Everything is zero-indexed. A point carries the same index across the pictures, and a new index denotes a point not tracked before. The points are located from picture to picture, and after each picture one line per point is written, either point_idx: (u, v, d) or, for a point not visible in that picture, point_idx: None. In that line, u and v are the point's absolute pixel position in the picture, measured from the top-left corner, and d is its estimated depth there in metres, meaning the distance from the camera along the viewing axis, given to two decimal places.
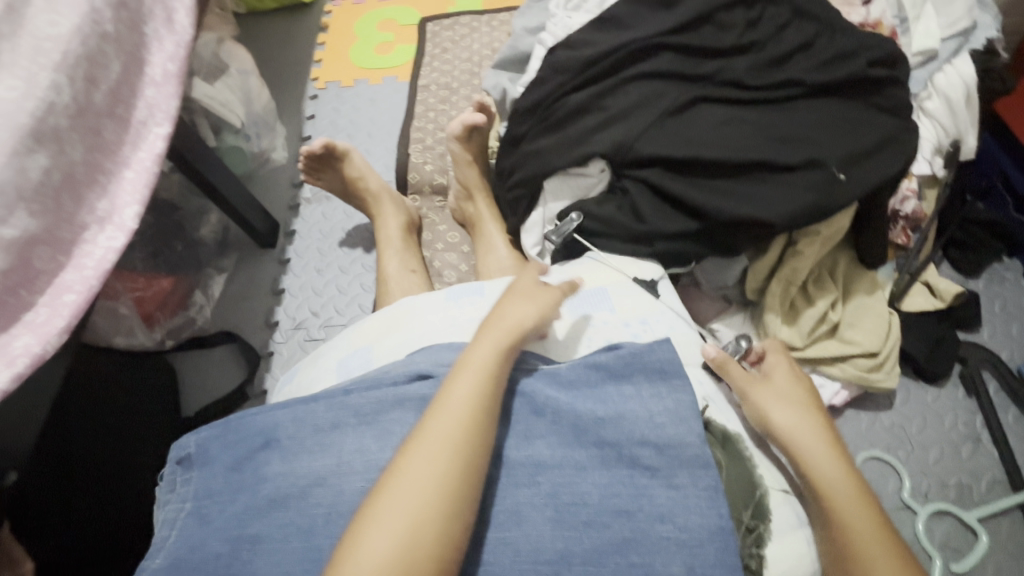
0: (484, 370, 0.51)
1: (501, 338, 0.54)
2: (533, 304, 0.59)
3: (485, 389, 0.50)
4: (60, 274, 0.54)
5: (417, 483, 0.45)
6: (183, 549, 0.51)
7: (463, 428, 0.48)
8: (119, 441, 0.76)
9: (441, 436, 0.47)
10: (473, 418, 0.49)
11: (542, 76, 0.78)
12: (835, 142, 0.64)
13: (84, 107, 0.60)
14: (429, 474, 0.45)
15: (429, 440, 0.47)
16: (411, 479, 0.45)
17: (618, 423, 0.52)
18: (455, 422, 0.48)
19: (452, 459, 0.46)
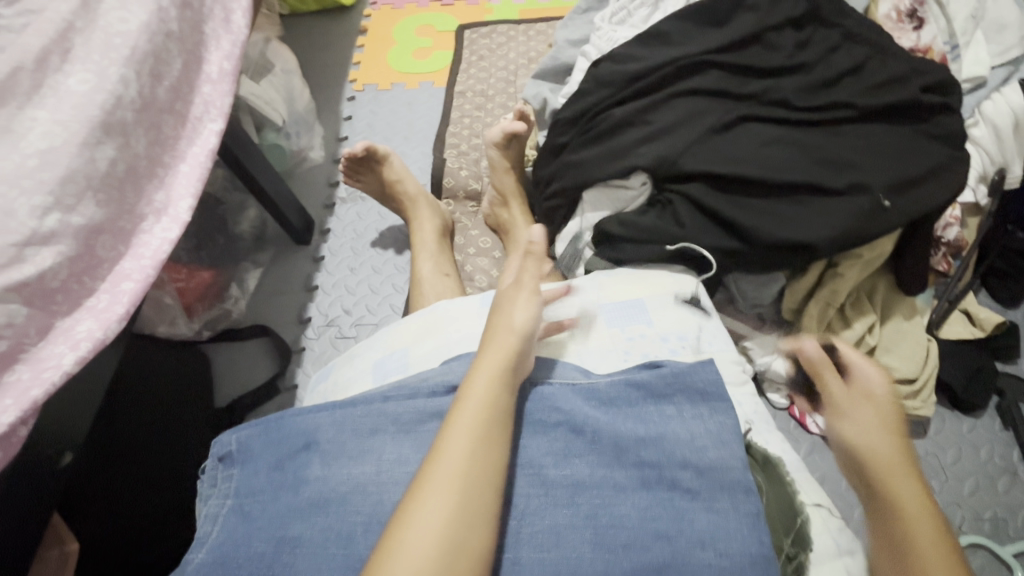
0: (493, 372, 0.51)
1: (504, 339, 0.53)
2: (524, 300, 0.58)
3: (494, 390, 0.50)
4: (120, 262, 0.55)
5: (437, 507, 0.42)
6: (227, 546, 0.50)
7: (474, 453, 0.45)
8: (163, 427, 0.77)
9: (458, 460, 0.45)
10: (487, 418, 0.48)
11: (585, 88, 0.79)
12: (880, 167, 0.63)
13: (148, 102, 0.62)
14: (447, 497, 0.43)
15: (444, 466, 0.44)
16: (430, 504, 0.43)
17: (659, 444, 0.51)
18: (470, 446, 0.46)
19: (467, 485, 0.44)
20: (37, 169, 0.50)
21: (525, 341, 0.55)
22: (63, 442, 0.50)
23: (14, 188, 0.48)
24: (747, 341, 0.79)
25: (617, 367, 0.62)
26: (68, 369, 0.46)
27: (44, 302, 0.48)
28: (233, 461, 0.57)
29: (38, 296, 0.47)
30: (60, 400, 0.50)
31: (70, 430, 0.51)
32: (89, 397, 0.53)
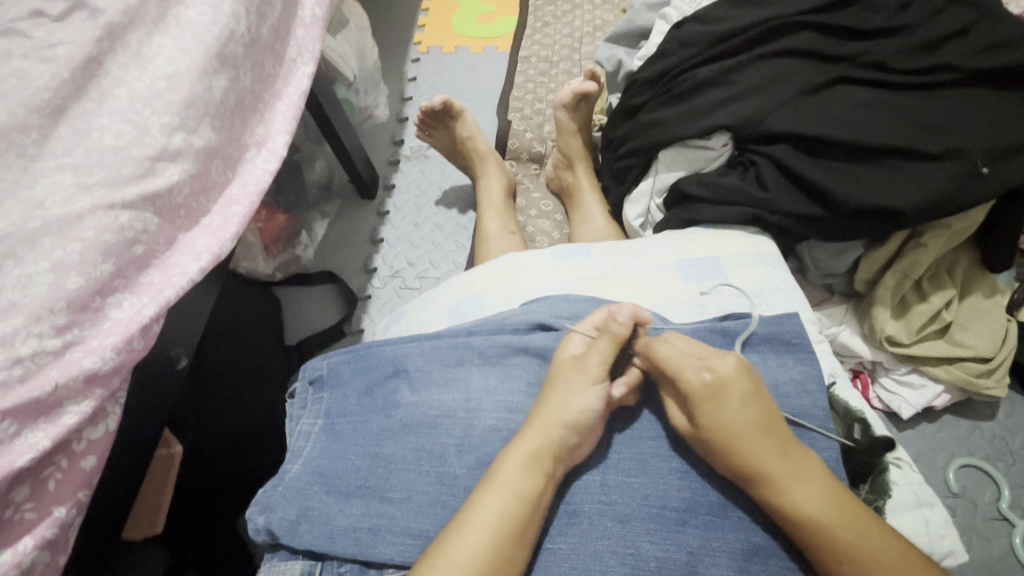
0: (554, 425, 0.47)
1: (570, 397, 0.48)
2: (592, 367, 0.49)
3: (552, 441, 0.46)
4: (228, 187, 0.59)
5: (491, 514, 0.43)
6: (323, 460, 0.52)
7: (535, 476, 0.45)
8: (242, 354, 0.79)
9: (520, 462, 0.45)
10: (540, 467, 0.45)
11: (667, 48, 0.78)
12: (983, 133, 0.61)
13: (255, 39, 0.64)
14: (503, 506, 0.43)
15: (506, 474, 0.45)
16: (480, 513, 0.43)
17: None
18: (532, 465, 0.45)
19: (524, 500, 0.44)
20: (165, 91, 0.53)
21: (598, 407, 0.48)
22: (179, 346, 0.54)
23: (147, 107, 0.52)
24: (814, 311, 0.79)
25: (694, 318, 0.63)
26: (193, 277, 0.49)
27: (170, 215, 0.51)
28: (323, 385, 0.60)
29: (166, 207, 0.51)
30: (181, 310, 0.54)
31: (186, 337, 0.55)
32: (201, 310, 0.57)
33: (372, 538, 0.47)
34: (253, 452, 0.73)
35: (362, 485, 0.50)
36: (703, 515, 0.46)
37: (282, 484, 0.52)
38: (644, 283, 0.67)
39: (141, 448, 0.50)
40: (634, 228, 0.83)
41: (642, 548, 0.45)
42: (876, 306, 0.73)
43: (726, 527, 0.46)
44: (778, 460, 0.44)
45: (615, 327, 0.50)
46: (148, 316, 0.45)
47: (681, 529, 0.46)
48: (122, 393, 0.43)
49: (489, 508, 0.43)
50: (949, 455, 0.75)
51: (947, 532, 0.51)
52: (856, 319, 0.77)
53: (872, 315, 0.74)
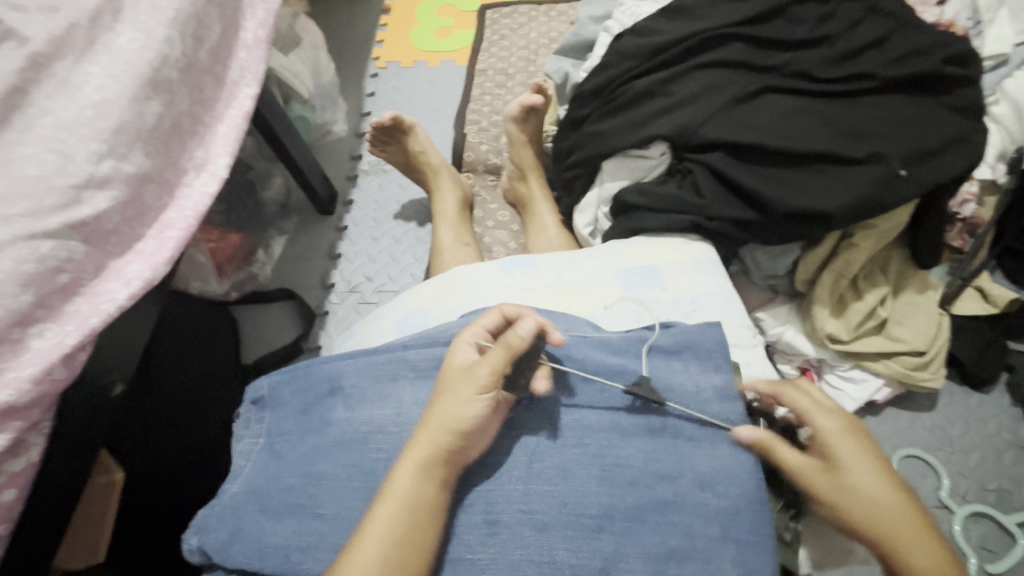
0: (444, 436, 0.47)
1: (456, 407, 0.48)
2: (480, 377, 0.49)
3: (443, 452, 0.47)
4: (164, 212, 0.59)
5: (388, 526, 0.44)
6: (258, 480, 0.54)
7: (424, 481, 0.46)
8: (192, 376, 0.78)
9: (412, 473, 0.46)
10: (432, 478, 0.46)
11: (608, 61, 0.80)
12: (900, 138, 0.64)
13: (191, 63, 0.65)
14: (397, 517, 0.45)
15: (397, 485, 0.46)
16: (375, 526, 0.45)
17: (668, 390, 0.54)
18: (422, 474, 0.46)
19: (413, 507, 0.45)
20: (93, 118, 0.53)
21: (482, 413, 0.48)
22: (114, 372, 0.54)
23: (73, 135, 0.52)
24: (758, 312, 0.82)
25: (632, 324, 0.65)
26: (121, 304, 0.50)
27: (99, 242, 0.51)
28: (264, 406, 0.61)
29: (94, 235, 0.51)
30: (115, 336, 0.54)
31: (123, 361, 0.55)
32: (139, 335, 0.57)
33: (301, 556, 0.48)
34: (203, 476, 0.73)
35: (292, 504, 0.51)
36: (619, 521, 0.48)
37: (218, 504, 0.53)
38: (585, 291, 0.69)
39: (71, 479, 0.51)
40: (584, 237, 0.84)
41: (557, 555, 0.47)
42: (815, 305, 0.76)
43: (642, 531, 0.48)
44: (872, 464, 0.49)
45: (511, 337, 0.50)
46: (70, 344, 0.45)
47: (597, 534, 0.47)
48: (46, 423, 0.45)
49: (384, 519, 0.45)
50: (892, 447, 0.78)
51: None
52: (799, 319, 0.79)
53: (812, 314, 0.76)
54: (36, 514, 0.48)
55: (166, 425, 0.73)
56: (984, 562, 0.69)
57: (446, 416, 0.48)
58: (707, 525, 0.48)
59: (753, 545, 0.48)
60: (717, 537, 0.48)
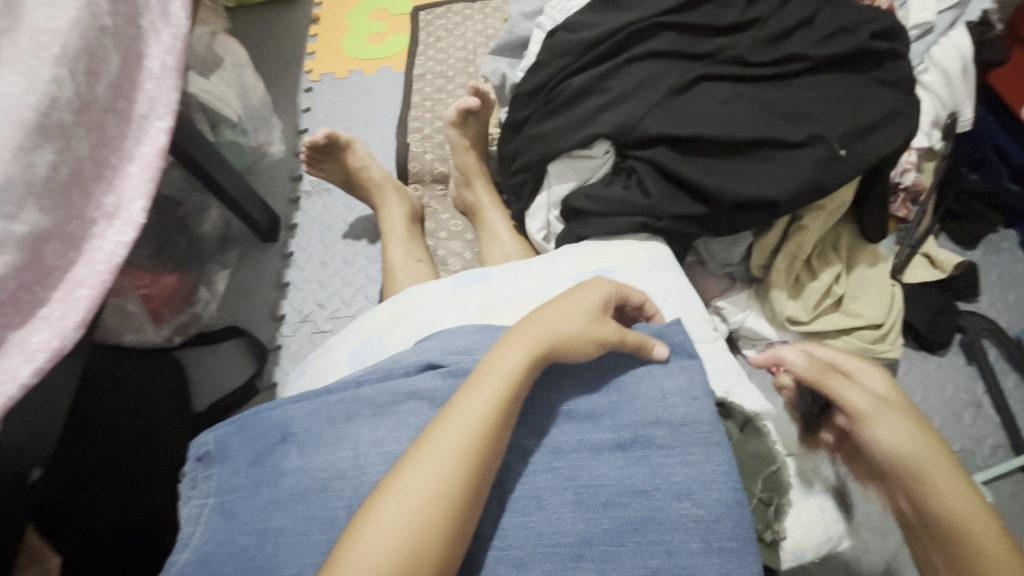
0: (508, 379, 0.47)
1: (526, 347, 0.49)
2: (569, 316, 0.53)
3: (500, 403, 0.46)
4: (72, 269, 0.54)
5: (430, 476, 0.42)
6: (209, 544, 0.50)
7: (477, 430, 0.45)
8: (132, 436, 0.75)
9: (472, 406, 0.46)
10: (479, 437, 0.44)
11: (542, 59, 0.78)
12: (836, 117, 0.64)
13: (87, 101, 0.59)
14: (445, 465, 0.43)
15: (445, 438, 0.44)
16: (416, 476, 0.42)
17: (630, 407, 0.53)
18: (477, 418, 0.45)
19: (468, 453, 0.44)
20: None
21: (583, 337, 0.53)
22: (31, 455, 0.50)
23: None
24: (718, 301, 0.81)
25: None
26: (24, 383, 0.46)
27: None
28: (212, 462, 0.58)
29: None
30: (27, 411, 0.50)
31: (38, 442, 0.51)
32: (58, 409, 0.53)
33: None
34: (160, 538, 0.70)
35: (247, 569, 0.47)
36: (598, 547, 0.46)
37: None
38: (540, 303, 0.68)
39: None
40: (538, 242, 0.82)
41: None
42: (773, 289, 0.75)
43: (624, 554, 0.46)
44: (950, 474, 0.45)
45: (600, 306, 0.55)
46: None
47: (577, 564, 0.45)
48: None
49: (427, 465, 0.43)
50: None
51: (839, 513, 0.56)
52: (759, 304, 0.79)
53: (771, 299, 0.76)
54: None
55: (106, 493, 0.70)
56: None
57: (511, 362, 0.48)
58: (688, 539, 0.47)
59: (737, 554, 0.46)
60: (698, 551, 0.46)
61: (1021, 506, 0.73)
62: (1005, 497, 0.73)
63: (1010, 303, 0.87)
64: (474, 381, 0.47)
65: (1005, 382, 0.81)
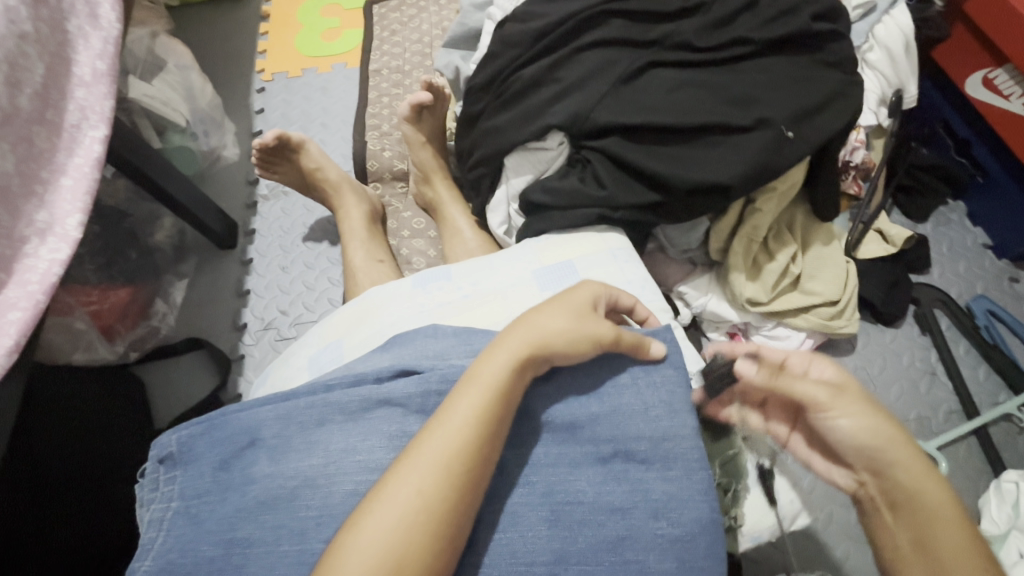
0: (494, 389, 0.48)
1: (516, 351, 0.50)
2: (563, 316, 0.53)
3: (489, 412, 0.47)
4: (3, 290, 0.52)
5: (409, 493, 0.44)
6: (175, 552, 0.50)
7: (466, 442, 0.46)
8: (89, 462, 0.73)
9: (466, 411, 0.47)
10: (472, 444, 0.46)
11: (493, 51, 0.77)
12: (781, 101, 0.64)
13: (10, 114, 0.56)
14: (432, 481, 0.44)
15: (428, 454, 0.45)
16: (400, 490, 0.44)
17: (612, 419, 0.53)
18: (459, 431, 0.46)
19: (453, 468, 0.45)
20: None
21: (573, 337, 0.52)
22: None
23: None
24: (681, 286, 0.81)
25: None
26: None
27: None
28: (176, 463, 0.56)
29: None
30: None
31: None
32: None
33: None
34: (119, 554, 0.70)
35: None
36: (573, 564, 0.47)
37: None
38: (502, 298, 0.67)
39: None
40: (500, 237, 0.81)
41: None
42: (732, 272, 0.76)
43: (598, 572, 0.47)
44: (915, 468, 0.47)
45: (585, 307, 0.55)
46: None
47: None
48: None
49: (409, 482, 0.44)
50: None
51: (794, 495, 0.59)
52: (720, 287, 0.80)
53: (730, 281, 0.77)
54: None
55: (64, 523, 0.69)
56: None
57: (496, 371, 0.49)
58: (663, 559, 0.48)
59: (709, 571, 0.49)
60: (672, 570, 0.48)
61: (974, 468, 0.76)
62: (959, 461, 0.76)
63: (960, 273, 0.90)
64: (461, 389, 0.48)
65: (957, 349, 0.84)
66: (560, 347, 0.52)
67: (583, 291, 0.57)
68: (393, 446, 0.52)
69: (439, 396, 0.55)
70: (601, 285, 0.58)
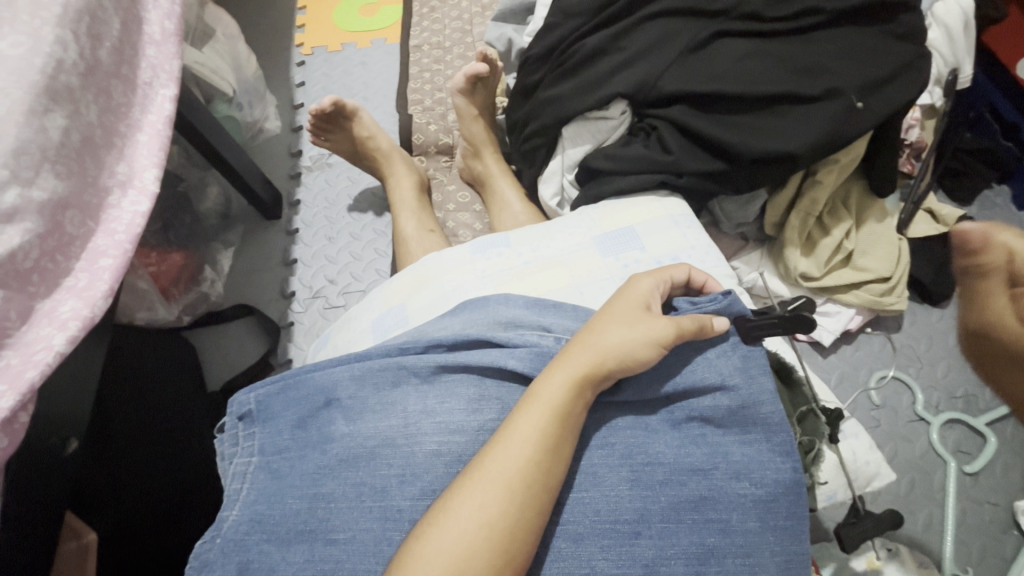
0: (555, 410, 0.45)
1: (576, 372, 0.46)
2: (625, 331, 0.48)
3: (555, 430, 0.45)
4: (92, 238, 0.53)
5: (472, 512, 0.41)
6: (261, 504, 0.49)
7: (531, 461, 0.43)
8: (154, 419, 0.75)
9: (530, 435, 0.44)
10: (556, 429, 0.45)
11: (553, 22, 0.77)
12: (852, 71, 0.65)
13: (93, 65, 0.57)
14: (496, 497, 0.42)
15: (495, 468, 0.43)
16: (465, 506, 0.42)
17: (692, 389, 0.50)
18: (524, 449, 0.44)
19: (542, 448, 0.44)
20: None
21: (632, 353, 0.47)
22: (66, 429, 0.50)
23: None
24: (733, 261, 0.82)
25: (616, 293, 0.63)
26: (59, 351, 0.45)
27: (20, 283, 0.46)
28: (254, 421, 0.56)
29: (12, 277, 0.45)
30: (75, 376, 0.52)
31: (79, 409, 0.52)
32: (89, 381, 0.53)
33: None
34: (192, 501, 0.72)
35: (300, 532, 0.46)
36: (656, 524, 0.45)
37: (221, 536, 0.48)
38: (565, 265, 0.67)
39: (45, 535, 0.49)
40: (551, 208, 0.81)
41: (598, 566, 0.44)
42: (787, 247, 0.76)
43: (681, 531, 0.45)
44: None
45: (646, 313, 0.50)
46: (8, 408, 0.41)
47: (635, 541, 0.45)
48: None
49: (473, 496, 0.42)
50: (873, 370, 0.80)
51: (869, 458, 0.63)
52: (772, 262, 0.80)
53: (784, 256, 0.77)
54: (24, 552, 0.46)
55: (134, 474, 0.70)
56: (962, 464, 0.75)
57: (558, 392, 0.46)
58: (746, 518, 0.46)
59: (790, 530, 0.47)
60: (755, 529, 0.46)
61: None
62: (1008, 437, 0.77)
63: None
64: (521, 406, 0.46)
65: None
66: (621, 364, 0.47)
67: (634, 290, 0.52)
68: (472, 409, 0.50)
69: (519, 360, 0.52)
70: (651, 277, 0.54)
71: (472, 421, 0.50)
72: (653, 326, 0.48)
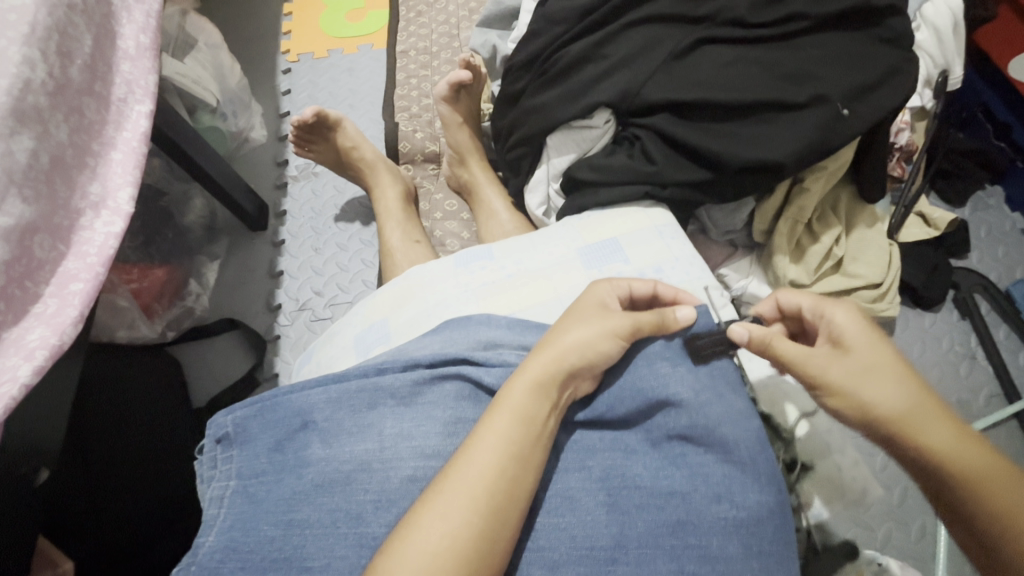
0: (523, 417, 0.45)
1: (539, 375, 0.46)
2: (582, 327, 0.49)
3: (522, 440, 0.44)
4: (62, 262, 0.52)
5: (438, 526, 0.40)
6: (237, 529, 0.48)
7: (499, 473, 0.42)
8: (134, 437, 0.74)
9: (496, 449, 0.43)
10: (522, 442, 0.44)
11: (535, 29, 0.76)
12: (838, 77, 0.64)
13: (63, 83, 0.55)
14: (461, 508, 0.41)
15: (456, 482, 0.42)
16: (433, 521, 0.40)
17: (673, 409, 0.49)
18: (493, 461, 0.43)
19: (512, 463, 0.43)
20: None
21: (591, 347, 0.48)
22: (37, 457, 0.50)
23: None
24: (723, 268, 0.80)
25: None
26: (25, 382, 0.45)
27: None
28: (232, 443, 0.55)
29: None
30: (45, 404, 0.51)
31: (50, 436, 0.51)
32: (62, 408, 0.53)
33: None
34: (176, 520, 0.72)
35: (274, 559, 0.45)
36: (633, 550, 0.45)
37: (193, 562, 0.47)
38: (548, 279, 0.66)
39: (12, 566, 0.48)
40: (538, 218, 0.80)
41: None
42: (776, 254, 0.75)
43: (658, 557, 0.45)
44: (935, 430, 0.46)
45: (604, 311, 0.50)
46: None
47: (611, 568, 0.44)
48: None
49: (442, 509, 0.41)
50: None
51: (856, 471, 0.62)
52: (761, 269, 0.79)
53: (774, 263, 0.75)
54: None
55: (114, 495, 0.70)
56: None
57: (522, 398, 0.45)
58: (727, 543, 0.45)
59: (774, 555, 0.46)
60: (738, 555, 0.45)
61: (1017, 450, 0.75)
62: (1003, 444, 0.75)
63: (998, 257, 0.90)
64: (487, 414, 0.45)
65: (997, 333, 0.83)
66: (579, 359, 0.48)
67: (594, 291, 0.53)
68: (448, 432, 0.50)
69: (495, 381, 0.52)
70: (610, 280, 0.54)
71: (448, 445, 0.49)
72: (610, 321, 0.49)
